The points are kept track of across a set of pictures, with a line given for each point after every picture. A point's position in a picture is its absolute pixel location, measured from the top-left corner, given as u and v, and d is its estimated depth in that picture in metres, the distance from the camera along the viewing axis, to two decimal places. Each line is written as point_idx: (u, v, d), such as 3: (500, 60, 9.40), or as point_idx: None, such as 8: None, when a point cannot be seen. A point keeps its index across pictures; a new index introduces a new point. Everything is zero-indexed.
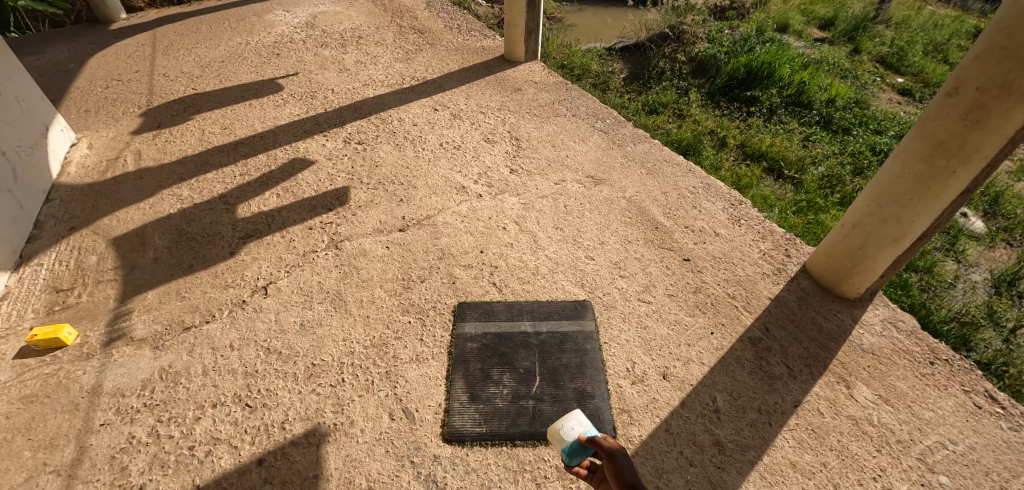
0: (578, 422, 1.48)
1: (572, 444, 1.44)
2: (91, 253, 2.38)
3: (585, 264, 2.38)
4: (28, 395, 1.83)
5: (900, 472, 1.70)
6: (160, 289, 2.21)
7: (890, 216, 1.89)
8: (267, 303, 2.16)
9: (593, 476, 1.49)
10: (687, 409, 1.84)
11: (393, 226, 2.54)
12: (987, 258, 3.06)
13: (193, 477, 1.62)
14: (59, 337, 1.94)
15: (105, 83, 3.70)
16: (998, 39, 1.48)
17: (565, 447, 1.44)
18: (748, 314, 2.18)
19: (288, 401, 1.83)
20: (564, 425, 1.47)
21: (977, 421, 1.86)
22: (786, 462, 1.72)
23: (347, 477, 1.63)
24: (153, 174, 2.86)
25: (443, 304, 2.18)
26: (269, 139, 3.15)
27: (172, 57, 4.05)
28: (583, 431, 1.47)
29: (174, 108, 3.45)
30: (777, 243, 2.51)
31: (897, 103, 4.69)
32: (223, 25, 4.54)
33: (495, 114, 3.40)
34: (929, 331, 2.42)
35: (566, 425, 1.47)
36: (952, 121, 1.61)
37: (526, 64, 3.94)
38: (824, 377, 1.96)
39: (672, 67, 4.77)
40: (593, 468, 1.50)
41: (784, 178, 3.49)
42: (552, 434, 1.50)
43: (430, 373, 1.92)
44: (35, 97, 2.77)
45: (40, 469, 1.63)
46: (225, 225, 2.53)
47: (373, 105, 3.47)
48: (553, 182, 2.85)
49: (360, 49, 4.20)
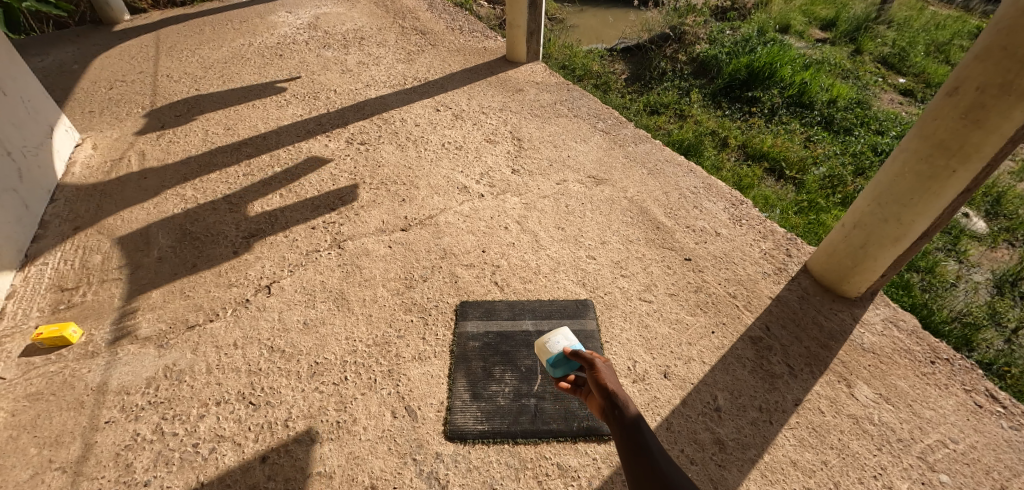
0: (562, 338, 1.52)
1: (556, 355, 1.47)
2: (95, 252, 2.39)
3: (586, 264, 2.39)
4: (34, 393, 1.84)
5: (900, 471, 1.71)
6: (164, 288, 2.22)
7: (890, 216, 1.90)
8: (270, 301, 2.17)
9: (578, 389, 1.45)
10: (688, 407, 1.85)
11: (395, 226, 2.55)
12: (988, 258, 3.06)
13: (197, 474, 1.63)
14: (64, 335, 1.96)
15: (109, 84, 3.73)
16: (997, 39, 1.48)
17: (548, 358, 1.47)
18: (749, 314, 2.18)
19: (291, 398, 1.84)
20: (551, 338, 1.51)
21: (977, 420, 1.86)
22: (786, 461, 1.72)
23: (350, 475, 1.64)
24: (157, 174, 2.88)
25: (445, 303, 2.19)
26: (272, 139, 3.17)
27: (175, 58, 4.07)
28: (568, 344, 1.50)
29: (178, 109, 3.47)
30: (778, 242, 2.52)
31: (899, 103, 4.69)
32: (226, 27, 4.56)
33: (497, 115, 3.41)
34: (931, 331, 2.42)
35: (552, 338, 1.51)
36: (951, 121, 1.62)
37: (528, 65, 3.96)
38: (824, 376, 1.96)
39: (673, 68, 4.78)
40: (578, 382, 1.46)
41: (785, 178, 3.49)
42: (540, 349, 1.53)
43: (432, 371, 1.94)
44: (40, 97, 2.80)
45: (46, 466, 1.65)
46: (229, 225, 2.54)
47: (375, 106, 3.49)
48: (554, 182, 2.86)
49: (362, 50, 4.21)
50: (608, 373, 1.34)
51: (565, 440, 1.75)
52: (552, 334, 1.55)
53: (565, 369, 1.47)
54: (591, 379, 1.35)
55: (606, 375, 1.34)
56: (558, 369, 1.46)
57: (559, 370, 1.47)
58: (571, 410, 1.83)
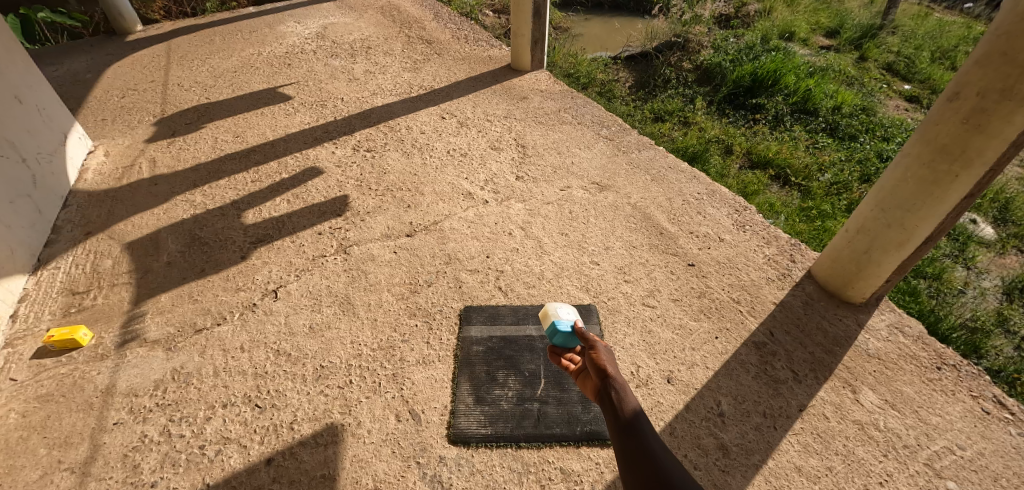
0: (569, 311, 1.53)
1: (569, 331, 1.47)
2: (106, 257, 2.43)
3: (590, 269, 2.40)
4: (44, 394, 1.87)
5: (906, 477, 1.69)
6: (173, 292, 2.26)
7: (894, 220, 1.90)
8: (276, 305, 2.20)
9: (578, 371, 1.44)
10: (692, 412, 1.84)
11: (400, 232, 2.58)
12: (997, 264, 3.04)
13: (203, 476, 1.65)
14: (75, 338, 1.99)
15: (121, 93, 3.80)
16: (998, 44, 1.49)
17: (557, 324, 1.46)
18: (753, 319, 2.18)
19: (297, 401, 1.86)
20: (561, 309, 1.52)
21: (985, 426, 1.85)
22: (791, 466, 1.71)
23: (354, 477, 1.65)
24: (167, 181, 2.93)
25: (450, 308, 2.20)
26: (280, 147, 3.21)
27: (186, 67, 4.15)
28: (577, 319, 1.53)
29: (188, 117, 3.53)
30: (783, 248, 2.52)
31: (904, 110, 4.69)
32: (237, 37, 4.65)
33: (501, 122, 3.45)
34: (938, 337, 2.40)
35: (560, 307, 1.52)
36: (953, 125, 1.63)
37: (533, 73, 4.00)
38: (829, 381, 1.96)
39: (678, 76, 4.83)
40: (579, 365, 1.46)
41: (790, 185, 3.50)
42: (545, 317, 1.52)
43: (437, 375, 1.95)
44: (54, 106, 2.86)
45: (55, 467, 1.67)
46: (237, 230, 2.58)
47: (381, 114, 3.54)
48: (558, 188, 2.89)
49: (369, 59, 4.28)
50: (609, 356, 1.38)
51: (568, 444, 1.75)
52: (561, 305, 1.56)
53: (569, 339, 1.47)
54: (590, 357, 1.37)
55: (606, 357, 1.37)
56: (561, 336, 1.46)
57: (560, 338, 1.47)
58: (574, 414, 1.83)
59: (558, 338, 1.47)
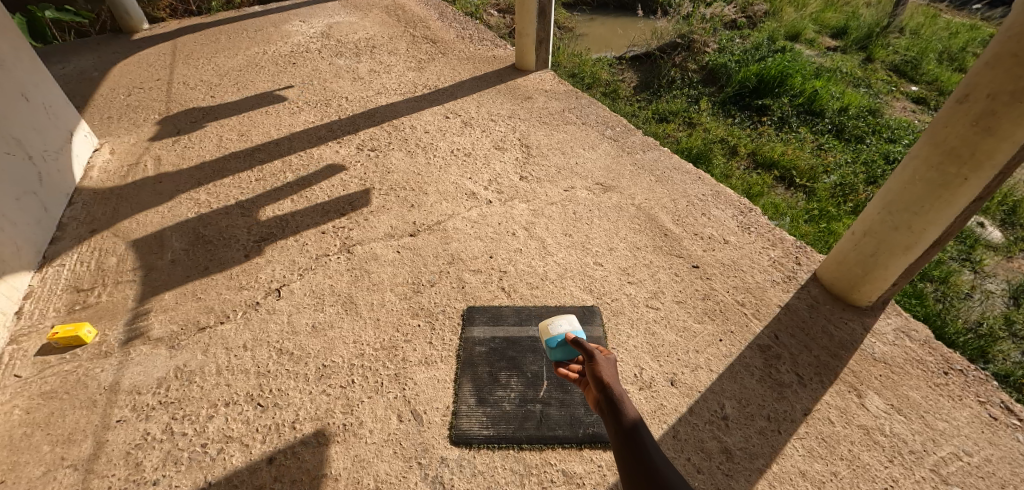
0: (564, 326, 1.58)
1: (557, 337, 1.54)
2: (111, 254, 2.44)
3: (593, 270, 2.39)
4: (48, 391, 1.88)
5: (912, 482, 1.68)
6: (177, 290, 2.26)
7: (901, 223, 1.88)
8: (279, 304, 2.20)
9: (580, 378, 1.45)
10: (695, 415, 1.83)
11: (403, 232, 2.58)
12: (1004, 268, 3.01)
13: (204, 474, 1.64)
14: (79, 335, 2.00)
15: (128, 91, 3.82)
16: (1008, 46, 1.47)
17: (549, 339, 1.54)
18: (757, 322, 2.17)
19: (299, 401, 1.85)
20: (554, 322, 1.58)
21: (993, 433, 1.82)
22: (795, 471, 1.70)
23: (355, 478, 1.65)
24: (171, 180, 2.93)
25: (452, 308, 2.20)
26: (285, 145, 3.22)
27: (192, 66, 4.16)
28: (570, 329, 1.56)
29: (194, 114, 3.54)
30: (788, 250, 2.50)
31: (910, 112, 4.65)
32: (242, 36, 4.65)
33: (505, 121, 3.45)
34: (944, 342, 2.38)
35: (555, 322, 1.58)
36: (963, 128, 1.61)
37: (537, 74, 3.99)
38: (834, 386, 1.94)
39: (682, 76, 4.80)
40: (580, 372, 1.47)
41: (795, 187, 3.47)
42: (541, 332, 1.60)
43: (439, 375, 1.94)
44: (62, 104, 2.88)
45: (57, 464, 1.67)
46: (242, 228, 2.59)
47: (385, 113, 3.54)
48: (562, 189, 2.88)
49: (374, 58, 4.28)
50: (607, 362, 1.33)
51: (571, 446, 1.74)
52: (556, 320, 1.61)
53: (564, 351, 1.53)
54: (590, 370, 1.32)
55: (603, 362, 1.33)
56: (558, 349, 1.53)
57: (559, 352, 1.54)
58: (577, 416, 1.82)
59: (556, 354, 1.54)
